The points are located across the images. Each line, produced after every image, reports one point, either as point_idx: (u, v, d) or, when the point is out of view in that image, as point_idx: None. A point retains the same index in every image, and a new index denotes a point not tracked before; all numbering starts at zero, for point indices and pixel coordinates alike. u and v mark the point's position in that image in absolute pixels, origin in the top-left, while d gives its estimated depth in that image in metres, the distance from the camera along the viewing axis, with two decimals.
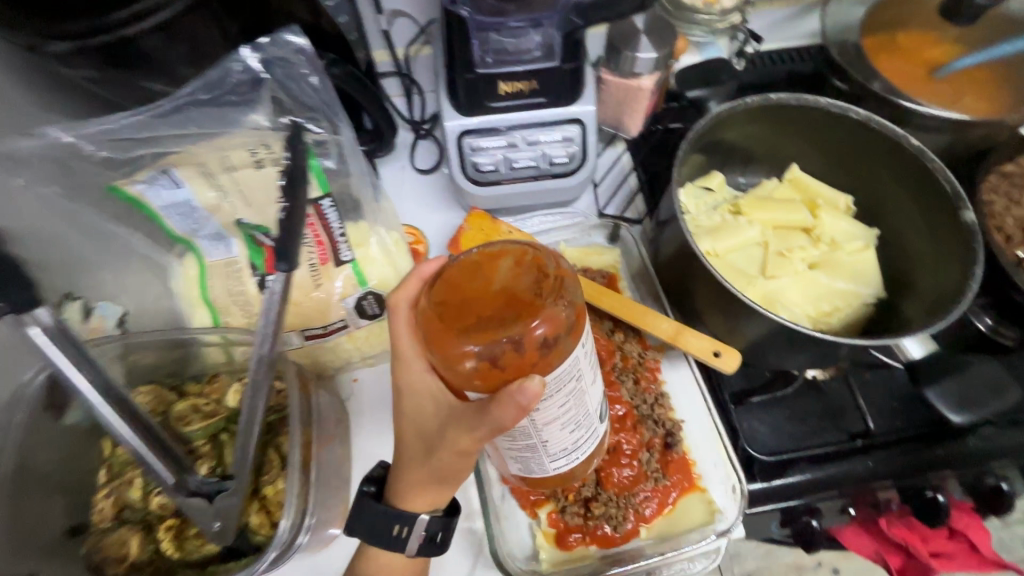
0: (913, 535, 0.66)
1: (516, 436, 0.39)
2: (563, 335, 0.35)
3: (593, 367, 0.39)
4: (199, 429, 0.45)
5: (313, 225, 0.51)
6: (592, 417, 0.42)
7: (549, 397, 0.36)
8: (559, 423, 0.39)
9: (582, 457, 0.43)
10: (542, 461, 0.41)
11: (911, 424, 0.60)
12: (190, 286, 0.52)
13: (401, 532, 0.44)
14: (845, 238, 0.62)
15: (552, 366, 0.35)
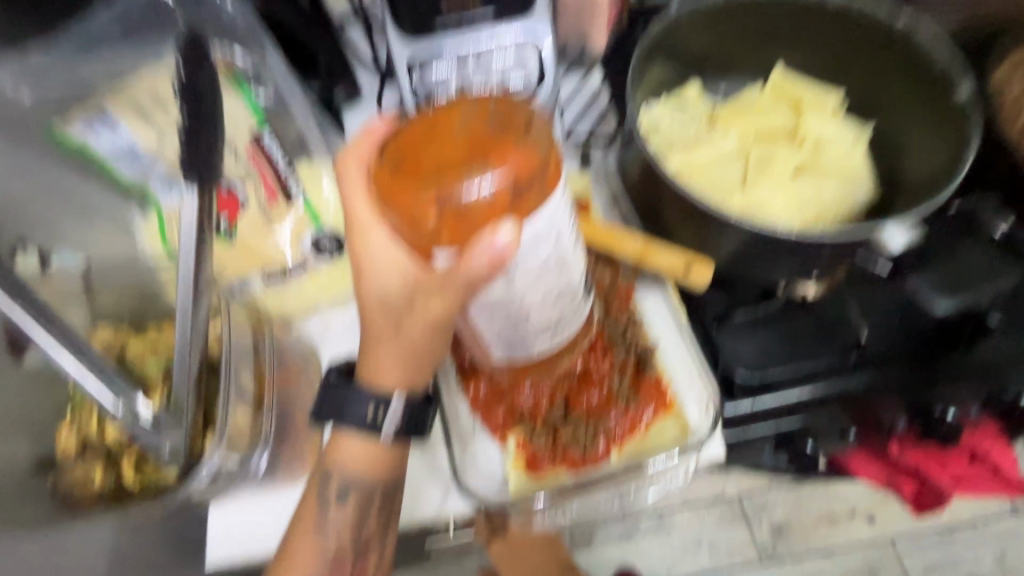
0: (929, 462, 0.63)
1: (495, 305, 0.39)
2: (537, 180, 0.34)
3: (574, 232, 0.39)
4: (156, 363, 0.46)
5: (256, 160, 0.51)
6: (575, 287, 0.42)
7: (528, 257, 0.35)
8: (542, 289, 0.38)
9: (565, 331, 0.44)
10: (525, 336, 0.42)
11: (913, 337, 0.54)
12: (152, 238, 0.50)
13: (377, 417, 0.44)
14: (832, 139, 0.57)
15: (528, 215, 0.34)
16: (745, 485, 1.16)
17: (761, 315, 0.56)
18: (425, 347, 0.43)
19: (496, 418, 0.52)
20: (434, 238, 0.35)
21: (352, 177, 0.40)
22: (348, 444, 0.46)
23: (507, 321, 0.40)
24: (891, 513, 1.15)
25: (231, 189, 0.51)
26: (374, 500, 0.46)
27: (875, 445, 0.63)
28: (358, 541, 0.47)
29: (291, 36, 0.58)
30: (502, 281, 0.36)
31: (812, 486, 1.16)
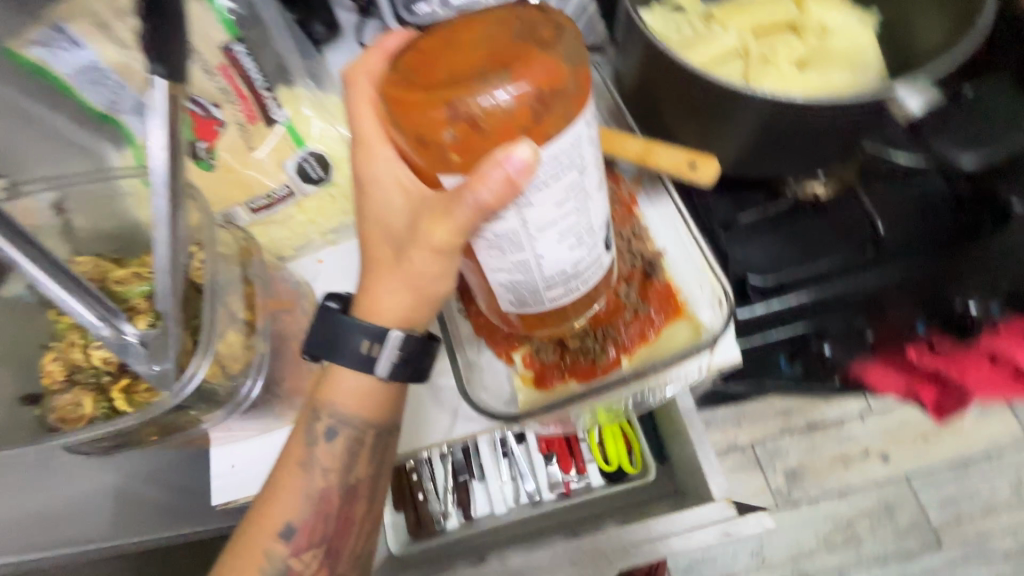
0: (951, 367, 0.61)
1: (504, 245, 0.35)
2: (561, 97, 0.31)
3: (598, 171, 0.36)
4: (138, 288, 0.43)
5: (230, 75, 0.47)
6: (595, 236, 0.38)
7: (545, 187, 0.32)
8: (558, 230, 0.35)
9: (581, 287, 0.40)
10: (536, 287, 0.38)
11: (931, 228, 0.52)
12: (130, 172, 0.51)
13: (371, 350, 0.41)
14: (836, 28, 0.54)
15: (549, 138, 0.31)
16: (757, 433, 1.16)
17: (770, 216, 0.54)
18: (427, 285, 0.39)
19: (500, 336, 0.49)
20: (442, 157, 0.32)
21: (360, 96, 0.38)
22: (342, 377, 0.43)
23: (517, 266, 0.36)
24: (905, 452, 1.14)
25: (207, 112, 0.48)
26: (366, 440, 0.44)
27: (892, 352, 0.62)
28: (347, 482, 0.44)
29: None
30: (514, 216, 0.33)
31: (824, 430, 1.15)
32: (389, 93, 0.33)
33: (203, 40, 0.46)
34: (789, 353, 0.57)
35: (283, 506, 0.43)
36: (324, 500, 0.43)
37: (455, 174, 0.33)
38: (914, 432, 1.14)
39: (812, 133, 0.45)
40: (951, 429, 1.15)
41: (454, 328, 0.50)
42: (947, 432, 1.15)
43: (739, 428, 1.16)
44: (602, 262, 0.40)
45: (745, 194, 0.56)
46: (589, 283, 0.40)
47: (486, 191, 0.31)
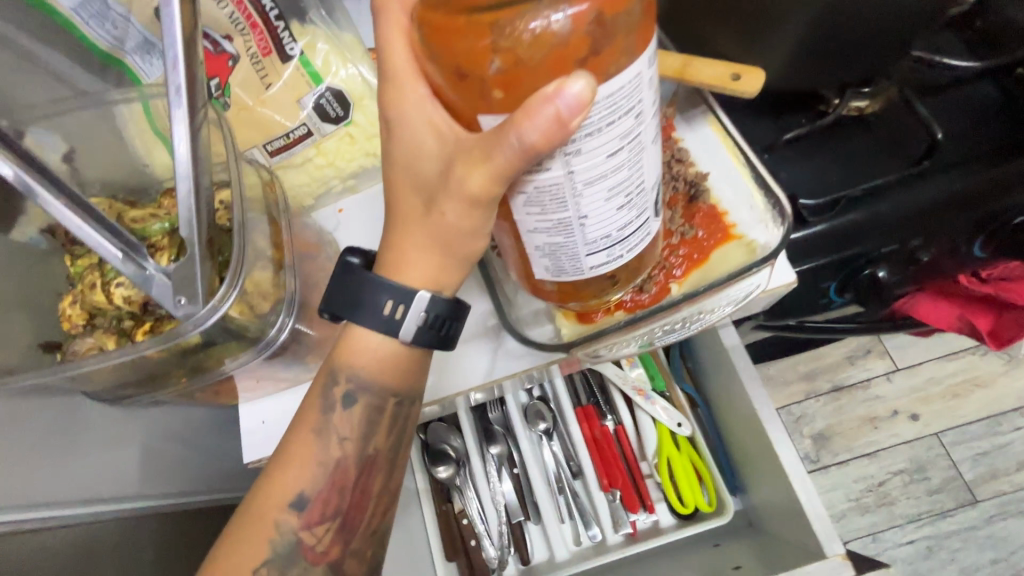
0: (1013, 291, 0.57)
1: (543, 200, 0.30)
2: (625, 23, 0.25)
3: (655, 121, 0.30)
4: (155, 226, 0.40)
5: (240, 2, 0.44)
6: (645, 197, 0.33)
7: (598, 134, 0.27)
8: (608, 186, 0.30)
9: (625, 255, 0.35)
10: (576, 254, 0.33)
11: (988, 137, 0.50)
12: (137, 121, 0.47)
13: (397, 312, 0.35)
14: None
15: (608, 74, 0.26)
16: (781, 399, 1.16)
17: (814, 136, 0.52)
18: (456, 243, 0.34)
19: None
20: (480, 95, 0.27)
21: (388, 18, 0.32)
22: (365, 340, 0.37)
23: (557, 227, 0.31)
24: (933, 410, 1.13)
25: (218, 46, 0.45)
26: (386, 407, 0.39)
27: (945, 279, 0.58)
28: (364, 453, 0.39)
29: None
30: (560, 165, 0.28)
31: (849, 391, 1.15)
32: (419, 10, 0.27)
33: None
34: (839, 283, 0.54)
35: (292, 475, 0.38)
36: (339, 471, 0.39)
37: (495, 114, 0.27)
38: (939, 388, 1.14)
39: (857, 32, 0.44)
40: (981, 384, 1.13)
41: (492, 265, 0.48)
42: (977, 387, 1.13)
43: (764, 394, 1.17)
44: (649, 229, 0.35)
45: (789, 117, 0.53)
46: (633, 251, 0.35)
47: (531, 131, 0.25)
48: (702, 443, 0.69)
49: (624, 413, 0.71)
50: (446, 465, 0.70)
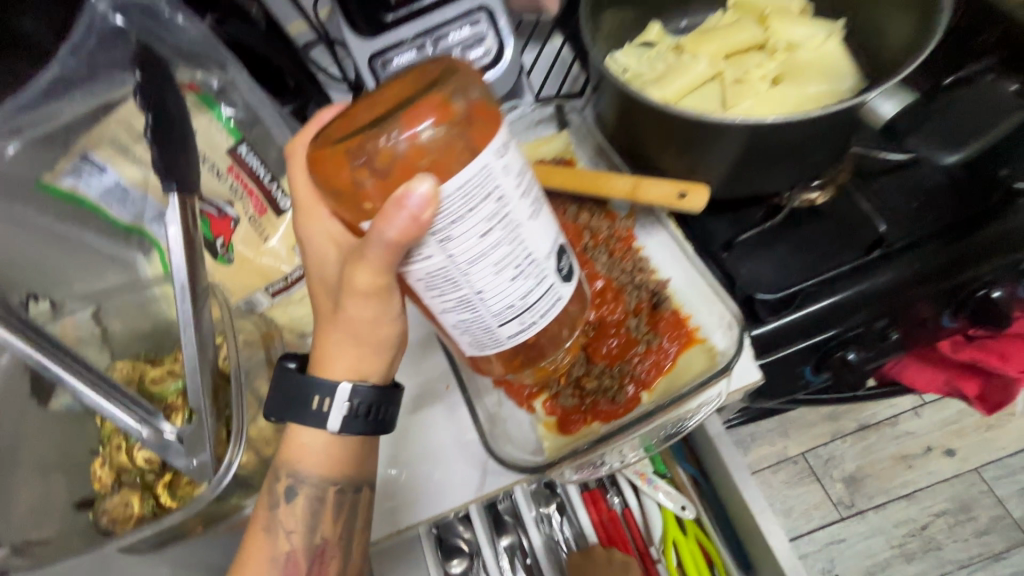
0: (991, 357, 0.58)
1: (439, 283, 0.33)
2: (459, 131, 0.30)
3: (529, 199, 0.33)
4: (172, 386, 0.45)
5: (238, 175, 0.51)
6: (542, 264, 0.35)
7: (461, 219, 0.30)
8: (491, 262, 0.32)
9: (540, 320, 0.36)
10: (488, 324, 0.35)
11: (938, 220, 0.52)
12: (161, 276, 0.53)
13: (322, 404, 0.38)
14: (804, 39, 0.55)
15: (450, 169, 0.30)
16: (807, 441, 1.13)
17: (772, 230, 0.55)
18: (370, 330, 0.38)
19: (520, 385, 0.50)
20: (356, 206, 0.32)
21: (296, 163, 0.40)
22: (309, 438, 0.40)
23: (460, 304, 0.34)
24: (969, 443, 1.10)
25: (220, 211, 0.50)
26: (326, 496, 0.41)
27: (922, 347, 0.59)
28: (312, 542, 0.41)
29: (257, 63, 0.59)
30: (438, 250, 0.31)
31: (878, 429, 1.12)
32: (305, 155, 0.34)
33: (208, 147, 0.49)
34: (815, 364, 0.56)
35: None
36: (290, 563, 0.40)
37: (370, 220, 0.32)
38: (973, 420, 1.12)
39: (794, 147, 0.46)
40: (1016, 414, 1.11)
41: (475, 385, 0.51)
42: (1012, 416, 1.11)
43: (787, 438, 1.14)
44: (560, 293, 0.37)
45: (745, 211, 0.56)
46: (548, 314, 0.37)
47: (389, 229, 0.30)
48: (708, 523, 0.69)
49: (630, 496, 0.72)
50: (460, 560, 0.69)
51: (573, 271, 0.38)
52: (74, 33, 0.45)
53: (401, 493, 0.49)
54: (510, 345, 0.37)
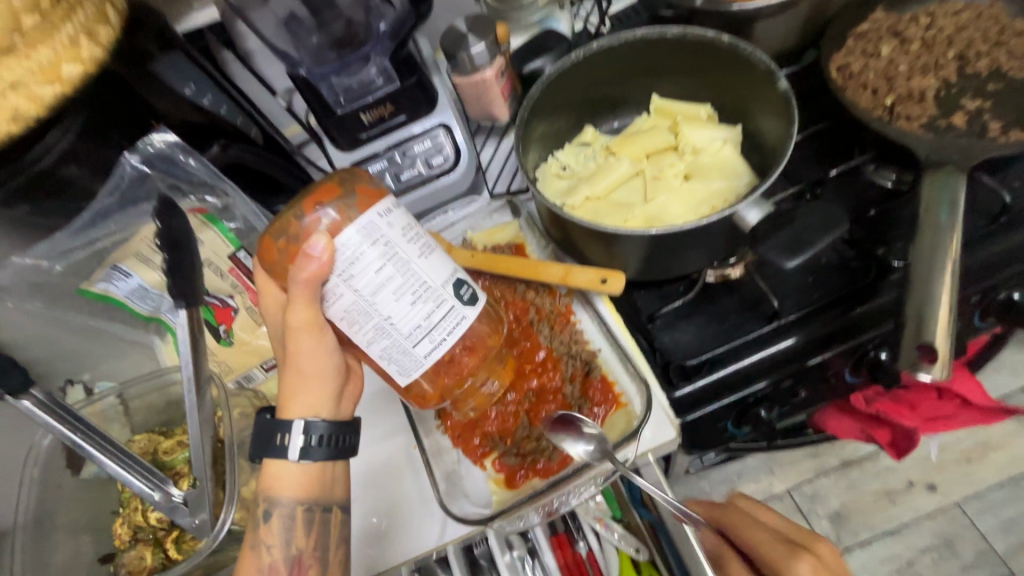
0: (898, 407, 0.66)
1: (356, 317, 0.43)
2: (348, 203, 0.42)
3: (418, 244, 0.44)
4: (182, 455, 0.55)
5: (238, 274, 0.62)
6: (439, 291, 0.44)
7: (357, 261, 0.41)
8: (390, 292, 0.42)
9: (449, 336, 0.45)
10: (406, 347, 0.44)
11: (829, 293, 0.60)
12: (173, 354, 0.64)
13: (282, 440, 0.45)
14: (707, 143, 0.65)
15: (342, 227, 0.41)
16: (791, 478, 1.17)
17: (691, 303, 0.63)
18: (317, 372, 0.46)
19: (474, 444, 0.59)
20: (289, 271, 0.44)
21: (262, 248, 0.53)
22: (282, 469, 0.46)
23: (376, 332, 0.43)
24: (950, 478, 1.12)
25: (223, 302, 0.61)
26: (296, 516, 0.46)
27: (840, 399, 0.67)
28: (289, 556, 0.46)
29: (251, 176, 0.68)
30: (346, 289, 0.41)
31: (860, 465, 1.15)
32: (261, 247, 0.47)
33: (215, 254, 0.61)
34: (735, 418, 0.63)
35: None
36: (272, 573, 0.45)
37: None
38: (953, 455, 1.14)
39: (692, 241, 0.56)
40: (994, 447, 1.13)
41: (437, 446, 0.60)
42: (991, 450, 1.13)
43: (772, 475, 1.18)
44: (464, 312, 0.46)
45: (669, 286, 0.65)
46: (455, 331, 0.45)
47: (301, 275, 0.40)
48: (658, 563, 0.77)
49: (592, 538, 0.78)
50: None
51: (476, 296, 0.47)
52: (111, 179, 0.57)
53: (380, 542, 0.57)
54: (429, 361, 0.45)
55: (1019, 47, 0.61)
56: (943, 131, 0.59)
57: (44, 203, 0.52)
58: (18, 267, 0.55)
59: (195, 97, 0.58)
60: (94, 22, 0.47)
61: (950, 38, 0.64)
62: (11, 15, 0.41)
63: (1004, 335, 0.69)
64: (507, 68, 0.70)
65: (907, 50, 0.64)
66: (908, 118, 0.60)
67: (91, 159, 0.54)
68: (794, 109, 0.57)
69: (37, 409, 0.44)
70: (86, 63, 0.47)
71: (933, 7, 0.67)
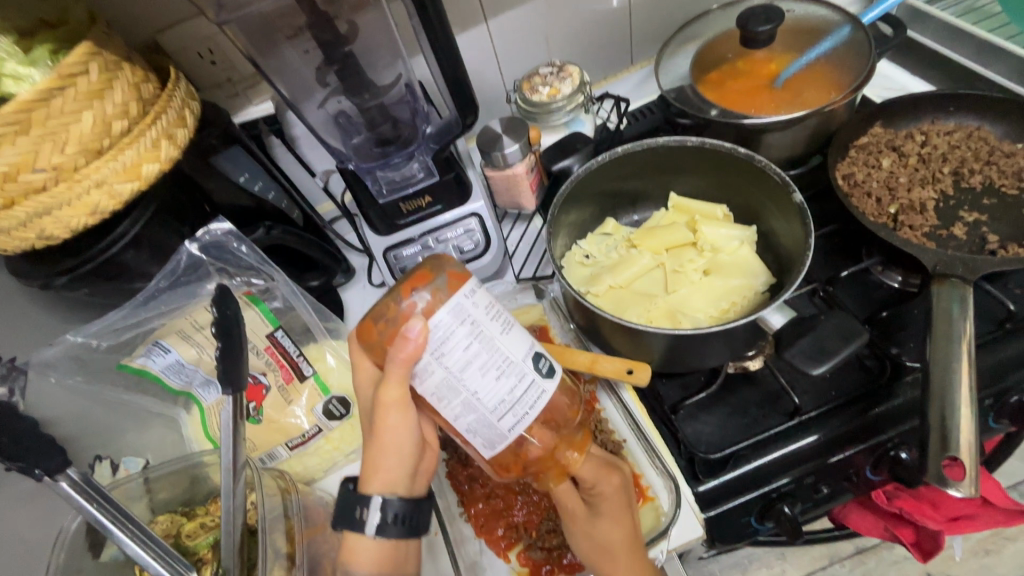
0: (919, 508, 0.66)
1: (445, 393, 0.44)
2: (438, 288, 0.44)
3: (499, 320, 0.45)
4: (205, 539, 0.54)
5: (273, 353, 0.63)
6: (520, 365, 0.45)
7: (448, 340, 0.43)
8: (477, 368, 0.43)
9: (531, 410, 0.45)
10: (491, 421, 0.44)
11: (844, 391, 0.62)
12: (197, 428, 0.63)
13: (362, 514, 0.45)
14: (724, 242, 0.70)
15: (435, 310, 0.43)
16: (804, 565, 1.11)
17: (712, 394, 0.64)
18: (397, 448, 0.47)
19: (497, 535, 0.59)
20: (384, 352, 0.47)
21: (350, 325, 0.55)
22: (358, 545, 0.45)
23: (464, 409, 0.44)
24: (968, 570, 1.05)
25: (256, 378, 0.62)
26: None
27: (862, 496, 0.67)
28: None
29: (290, 255, 0.73)
30: (437, 366, 0.43)
31: (875, 551, 1.09)
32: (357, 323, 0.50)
33: (254, 333, 0.63)
34: (758, 514, 0.62)
35: None
36: None
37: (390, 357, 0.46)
38: (970, 544, 1.06)
39: (713, 338, 0.58)
40: (1010, 537, 1.06)
41: (457, 534, 0.59)
42: (1007, 541, 1.06)
43: (784, 560, 1.12)
44: (543, 386, 0.46)
45: (690, 375, 0.67)
46: (537, 405, 0.46)
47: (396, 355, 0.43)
48: None
49: None
50: None
51: (554, 367, 0.47)
52: (168, 264, 0.60)
53: None
54: (512, 435, 0.46)
55: (1010, 165, 0.67)
56: (944, 241, 0.64)
57: (101, 283, 0.55)
58: (68, 344, 0.58)
59: (248, 184, 0.64)
60: (174, 125, 0.52)
61: (945, 154, 0.70)
62: (104, 122, 0.47)
63: (1016, 433, 0.70)
64: (537, 164, 0.77)
65: (906, 163, 0.70)
66: (911, 227, 0.65)
67: (150, 243, 0.57)
68: (807, 219, 0.62)
69: (74, 493, 0.39)
70: (163, 162, 0.51)
71: (926, 125, 0.74)
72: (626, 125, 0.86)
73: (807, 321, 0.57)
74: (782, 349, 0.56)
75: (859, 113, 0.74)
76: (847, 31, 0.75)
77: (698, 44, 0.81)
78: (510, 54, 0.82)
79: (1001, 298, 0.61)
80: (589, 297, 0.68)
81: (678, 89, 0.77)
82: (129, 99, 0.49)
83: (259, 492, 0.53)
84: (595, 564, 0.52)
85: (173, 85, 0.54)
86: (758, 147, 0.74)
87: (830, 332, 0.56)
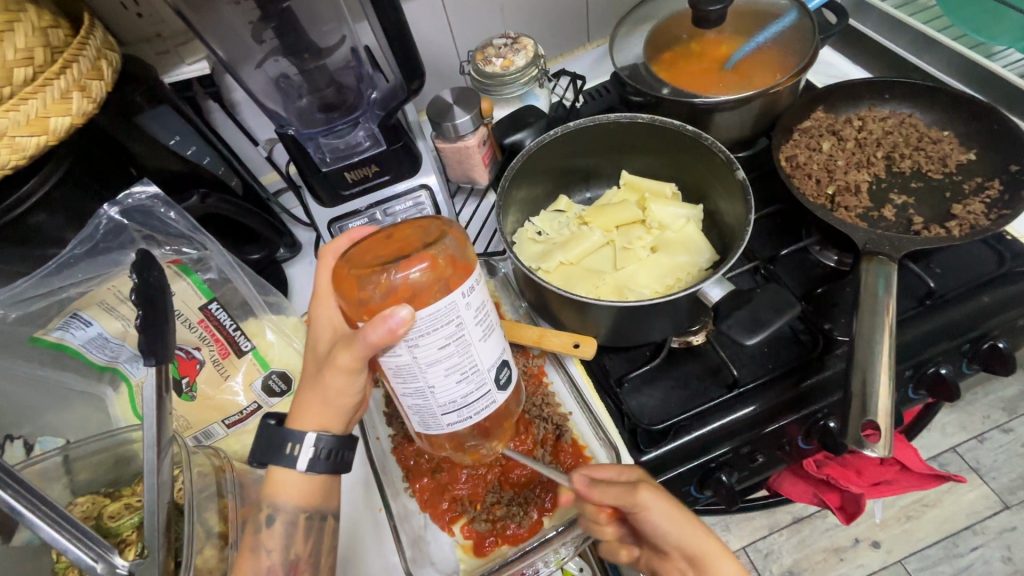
0: (845, 475, 0.70)
1: (404, 374, 0.43)
2: (441, 278, 0.41)
3: (481, 326, 0.44)
4: (129, 520, 0.50)
5: (206, 326, 0.60)
6: (484, 373, 0.45)
7: (426, 334, 0.41)
8: (443, 368, 0.43)
9: (475, 415, 0.47)
10: (433, 412, 0.45)
11: (780, 364, 0.64)
12: (125, 405, 0.59)
13: (293, 450, 0.46)
14: (671, 220, 0.71)
15: (426, 302, 0.40)
16: (746, 534, 1.16)
17: (656, 367, 0.66)
18: (338, 399, 0.47)
19: (443, 509, 0.58)
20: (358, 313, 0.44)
21: (324, 263, 0.51)
22: (285, 477, 0.47)
23: (414, 392, 0.44)
24: (892, 535, 1.12)
25: (189, 353, 0.59)
26: (297, 522, 0.47)
27: (795, 465, 0.71)
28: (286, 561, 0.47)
29: (229, 225, 0.69)
30: (405, 352, 0.41)
31: (810, 521, 1.15)
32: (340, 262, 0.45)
33: (185, 305, 0.59)
34: (698, 483, 0.64)
35: None
36: None
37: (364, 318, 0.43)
38: (894, 511, 1.13)
39: (655, 311, 0.59)
40: (930, 504, 1.13)
41: (402, 509, 0.58)
42: (927, 507, 1.13)
43: (729, 531, 1.17)
44: (495, 396, 0.47)
45: (636, 349, 0.68)
46: (482, 413, 0.47)
47: (371, 333, 0.40)
48: None
49: None
50: None
51: (507, 381, 0.49)
52: (86, 229, 0.57)
53: None
54: (449, 428, 0.47)
55: (936, 152, 0.71)
56: (875, 221, 0.67)
57: (7, 249, 0.52)
58: None
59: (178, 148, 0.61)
60: (87, 77, 0.48)
61: (880, 140, 0.73)
62: (3, 68, 0.43)
63: (934, 404, 0.74)
64: (489, 138, 0.76)
65: (844, 147, 0.73)
66: (847, 208, 0.68)
67: (63, 207, 0.53)
68: (748, 198, 0.63)
69: None
70: (76, 116, 0.46)
71: (865, 111, 0.77)
72: (582, 103, 0.86)
73: (743, 296, 0.59)
74: (721, 322, 0.58)
75: (802, 98, 0.76)
76: (795, 15, 0.77)
77: (652, 24, 0.81)
78: (464, 24, 0.80)
79: (923, 276, 0.64)
80: (539, 273, 0.68)
81: (632, 67, 0.77)
82: (34, 45, 0.45)
83: (187, 469, 0.50)
84: (689, 531, 0.49)
85: (88, 32, 0.50)
86: (707, 127, 0.75)
87: (766, 305, 0.58)
